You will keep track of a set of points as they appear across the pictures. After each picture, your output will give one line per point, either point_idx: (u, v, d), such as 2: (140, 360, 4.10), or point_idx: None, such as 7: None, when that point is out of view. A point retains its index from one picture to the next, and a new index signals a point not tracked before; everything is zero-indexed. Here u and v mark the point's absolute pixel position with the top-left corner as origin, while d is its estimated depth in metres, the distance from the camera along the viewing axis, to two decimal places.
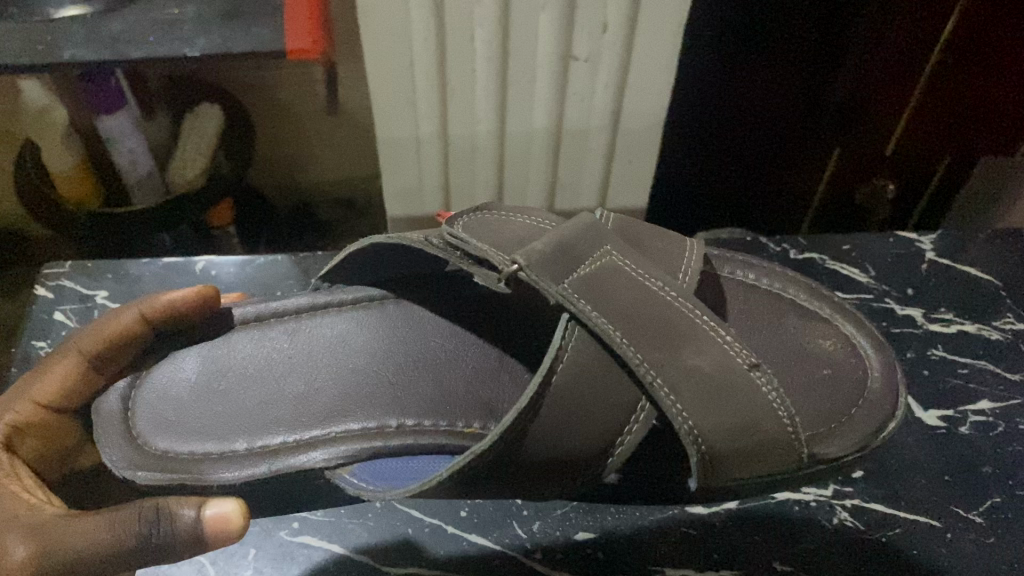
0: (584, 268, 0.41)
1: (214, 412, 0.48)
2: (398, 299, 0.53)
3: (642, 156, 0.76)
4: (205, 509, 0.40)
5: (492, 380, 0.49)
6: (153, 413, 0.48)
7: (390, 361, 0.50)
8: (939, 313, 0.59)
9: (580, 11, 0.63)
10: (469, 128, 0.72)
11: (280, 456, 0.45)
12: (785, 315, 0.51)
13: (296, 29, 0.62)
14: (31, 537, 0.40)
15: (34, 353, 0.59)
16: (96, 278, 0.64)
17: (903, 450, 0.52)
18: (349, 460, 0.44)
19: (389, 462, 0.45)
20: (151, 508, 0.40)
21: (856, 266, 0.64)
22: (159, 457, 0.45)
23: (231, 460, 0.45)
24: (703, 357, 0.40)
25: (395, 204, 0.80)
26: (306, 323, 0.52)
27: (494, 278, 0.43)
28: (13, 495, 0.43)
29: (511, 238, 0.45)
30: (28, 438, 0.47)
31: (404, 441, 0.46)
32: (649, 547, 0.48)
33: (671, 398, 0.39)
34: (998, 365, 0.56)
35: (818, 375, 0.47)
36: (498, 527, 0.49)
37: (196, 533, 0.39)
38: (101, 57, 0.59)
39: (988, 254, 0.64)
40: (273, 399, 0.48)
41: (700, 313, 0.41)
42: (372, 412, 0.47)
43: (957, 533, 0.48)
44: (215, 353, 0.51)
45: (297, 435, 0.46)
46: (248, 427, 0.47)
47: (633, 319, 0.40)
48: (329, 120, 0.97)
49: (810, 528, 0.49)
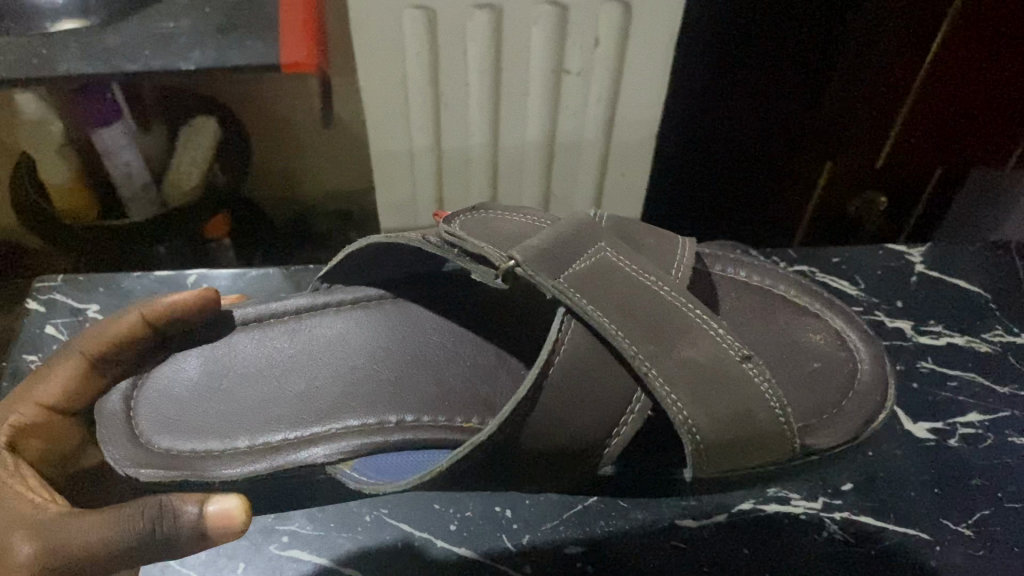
0: (580, 264, 0.41)
1: (215, 411, 0.48)
2: (396, 299, 0.53)
3: (636, 168, 0.76)
4: (207, 506, 0.39)
5: (491, 378, 0.49)
6: (154, 412, 0.48)
7: (389, 360, 0.50)
8: (928, 325, 0.60)
9: (571, 28, 0.63)
10: (463, 141, 0.72)
11: (280, 453, 0.45)
12: (778, 313, 0.51)
13: (291, 47, 0.62)
14: (36, 537, 0.40)
15: (25, 366, 0.59)
16: (87, 292, 0.64)
17: (891, 462, 0.52)
18: (351, 455, 0.44)
19: (388, 459, 0.45)
20: (154, 505, 0.39)
21: (845, 278, 0.64)
22: (160, 455, 0.45)
23: (231, 457, 0.45)
24: (697, 349, 0.40)
25: (389, 216, 0.80)
26: (306, 323, 0.52)
27: (491, 275, 0.42)
28: (18, 493, 0.43)
29: (507, 236, 0.45)
30: (32, 440, 0.47)
31: (404, 436, 0.45)
32: (639, 560, 0.48)
33: (669, 388, 0.39)
34: (987, 378, 0.56)
35: (809, 370, 0.48)
36: (487, 539, 0.49)
37: (198, 531, 0.39)
38: (96, 70, 0.59)
39: (979, 266, 0.65)
40: (274, 398, 0.48)
41: (693, 306, 0.41)
42: (372, 409, 0.47)
43: (946, 545, 0.48)
44: (217, 353, 0.51)
45: (297, 432, 0.46)
46: (249, 425, 0.47)
47: (629, 313, 0.40)
48: (324, 132, 0.97)
49: (801, 540, 0.49)
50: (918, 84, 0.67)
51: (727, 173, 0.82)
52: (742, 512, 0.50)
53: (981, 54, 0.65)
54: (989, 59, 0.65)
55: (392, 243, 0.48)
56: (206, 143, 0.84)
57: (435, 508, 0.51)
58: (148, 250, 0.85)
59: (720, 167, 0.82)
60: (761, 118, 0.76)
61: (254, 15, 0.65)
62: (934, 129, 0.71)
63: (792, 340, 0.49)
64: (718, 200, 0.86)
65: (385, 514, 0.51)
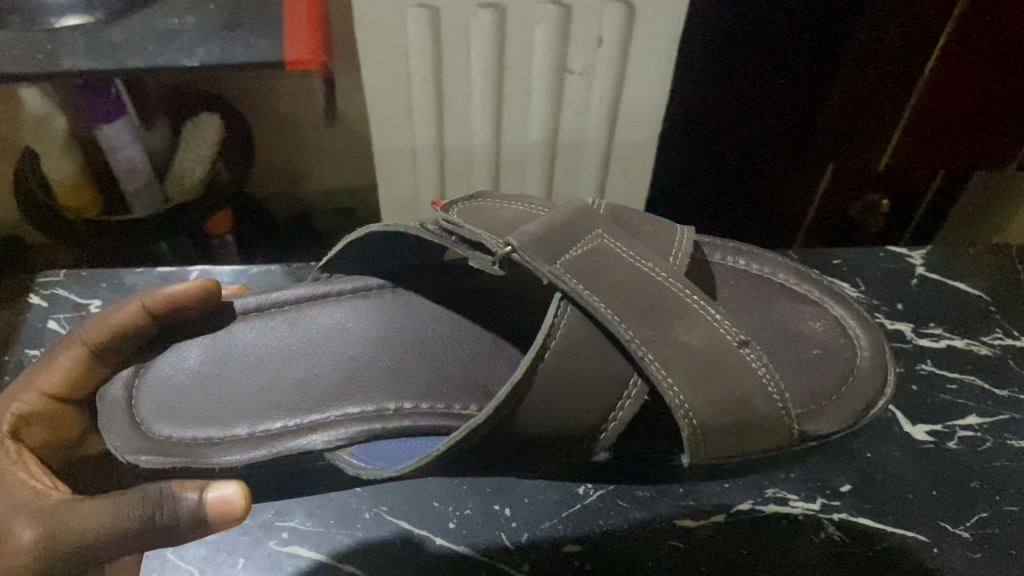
0: (575, 250, 0.41)
1: (215, 399, 0.48)
2: (395, 289, 0.54)
3: (638, 169, 0.76)
4: (206, 493, 0.39)
5: (489, 364, 0.49)
6: (154, 400, 0.48)
7: (388, 347, 0.50)
8: (928, 328, 0.59)
9: (575, 27, 0.63)
10: (466, 140, 0.72)
11: (280, 439, 0.45)
12: (775, 298, 0.51)
13: (294, 44, 0.62)
14: (39, 522, 0.40)
15: (27, 360, 0.59)
16: (90, 287, 0.64)
17: (890, 463, 0.52)
18: (349, 442, 0.45)
19: (386, 444, 0.46)
20: (155, 493, 0.40)
21: (846, 279, 0.64)
22: (159, 441, 0.45)
23: (231, 443, 0.45)
24: (693, 333, 0.40)
25: (392, 214, 0.80)
26: (305, 312, 0.53)
27: (488, 261, 0.43)
28: (20, 482, 0.43)
29: (504, 223, 0.45)
30: (35, 427, 0.47)
31: (403, 423, 0.46)
32: (637, 560, 0.48)
33: (663, 369, 0.39)
34: (987, 381, 0.56)
35: (807, 355, 0.48)
36: (486, 538, 0.49)
37: (198, 516, 0.39)
38: (101, 66, 0.60)
39: (980, 271, 0.64)
40: (274, 385, 0.49)
41: (689, 291, 0.42)
42: (371, 396, 0.48)
43: (944, 547, 0.48)
44: (217, 342, 0.51)
45: (297, 419, 0.46)
46: (248, 413, 0.47)
47: (625, 295, 0.40)
48: (327, 129, 0.98)
49: (798, 542, 0.48)
50: (922, 83, 0.67)
51: (730, 175, 0.82)
52: (740, 512, 0.50)
53: (984, 55, 0.65)
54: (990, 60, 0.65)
55: (390, 231, 0.48)
56: (209, 140, 0.84)
57: (434, 506, 0.51)
58: (149, 245, 0.85)
59: (721, 168, 0.82)
60: (762, 118, 0.76)
61: (258, 12, 0.65)
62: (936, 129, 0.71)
63: (785, 326, 0.50)
64: (721, 200, 0.86)
65: (385, 511, 0.51)
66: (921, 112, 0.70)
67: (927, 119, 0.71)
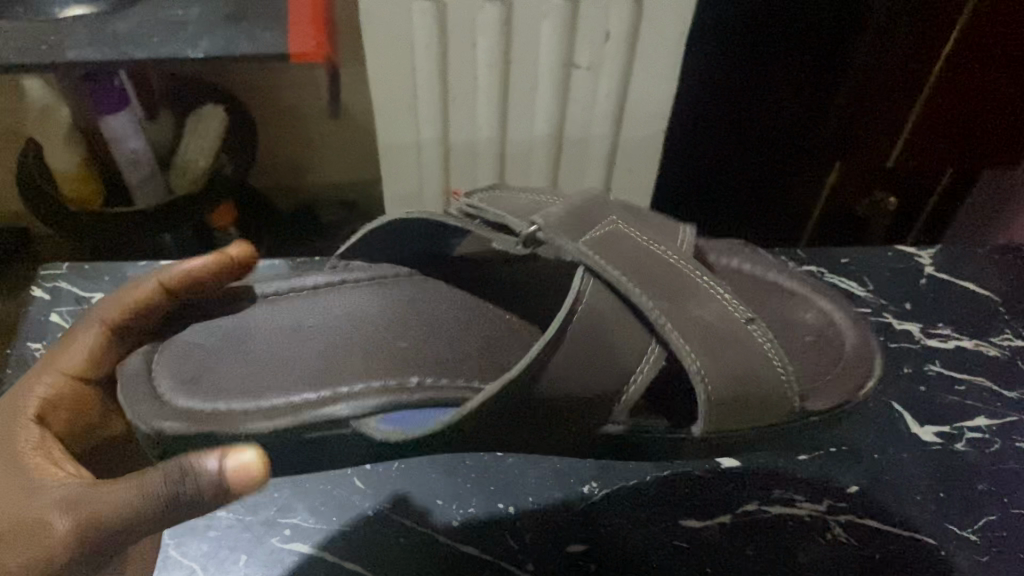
0: (595, 230, 0.42)
1: (241, 375, 0.43)
2: (412, 276, 0.53)
3: (643, 164, 0.76)
4: (226, 461, 0.35)
5: (503, 350, 0.49)
6: (174, 374, 0.43)
7: (411, 333, 0.48)
8: (937, 328, 0.58)
9: (581, 22, 0.63)
10: (470, 134, 0.72)
11: (311, 407, 0.40)
12: (772, 294, 0.51)
13: (299, 36, 0.61)
14: (69, 511, 0.38)
15: (29, 354, 0.56)
16: (92, 280, 0.61)
17: (898, 467, 0.51)
18: (381, 408, 0.40)
19: (405, 414, 0.42)
20: (174, 468, 0.36)
21: (855, 280, 0.62)
22: (182, 410, 0.40)
23: (262, 412, 0.40)
24: (705, 309, 0.40)
25: (396, 209, 0.80)
26: (323, 298, 0.50)
27: (512, 243, 0.45)
28: (45, 468, 0.42)
29: (522, 207, 0.46)
30: (60, 412, 0.47)
31: (429, 394, 0.43)
32: (641, 558, 0.47)
33: (688, 339, 0.39)
34: (996, 382, 0.55)
35: (804, 342, 0.48)
36: (489, 536, 0.49)
37: (219, 487, 0.35)
38: (106, 57, 0.59)
39: (990, 270, 0.63)
40: (301, 364, 0.45)
41: (699, 271, 0.42)
42: (397, 371, 0.45)
43: (951, 549, 0.47)
44: (237, 324, 0.47)
45: (329, 390, 0.42)
46: (277, 387, 0.43)
47: (641, 268, 0.41)
48: (331, 122, 0.97)
49: (804, 544, 0.48)
50: (933, 80, 0.67)
51: (734, 176, 0.82)
52: (746, 513, 0.49)
53: (994, 53, 0.65)
54: (1000, 59, 0.65)
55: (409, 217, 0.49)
56: (213, 131, 0.83)
57: (438, 503, 0.51)
58: (153, 238, 0.85)
59: (726, 169, 0.81)
60: (770, 117, 0.75)
61: (263, 3, 0.64)
62: (945, 128, 0.71)
63: (784, 318, 0.49)
64: (726, 202, 0.85)
65: (387, 509, 0.50)
66: (931, 110, 0.69)
67: (936, 118, 0.70)
